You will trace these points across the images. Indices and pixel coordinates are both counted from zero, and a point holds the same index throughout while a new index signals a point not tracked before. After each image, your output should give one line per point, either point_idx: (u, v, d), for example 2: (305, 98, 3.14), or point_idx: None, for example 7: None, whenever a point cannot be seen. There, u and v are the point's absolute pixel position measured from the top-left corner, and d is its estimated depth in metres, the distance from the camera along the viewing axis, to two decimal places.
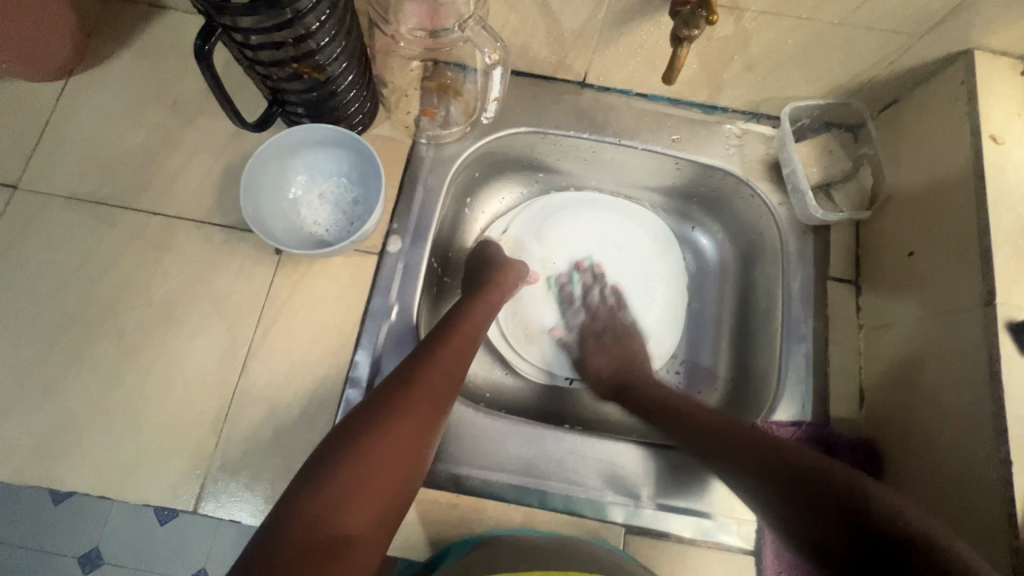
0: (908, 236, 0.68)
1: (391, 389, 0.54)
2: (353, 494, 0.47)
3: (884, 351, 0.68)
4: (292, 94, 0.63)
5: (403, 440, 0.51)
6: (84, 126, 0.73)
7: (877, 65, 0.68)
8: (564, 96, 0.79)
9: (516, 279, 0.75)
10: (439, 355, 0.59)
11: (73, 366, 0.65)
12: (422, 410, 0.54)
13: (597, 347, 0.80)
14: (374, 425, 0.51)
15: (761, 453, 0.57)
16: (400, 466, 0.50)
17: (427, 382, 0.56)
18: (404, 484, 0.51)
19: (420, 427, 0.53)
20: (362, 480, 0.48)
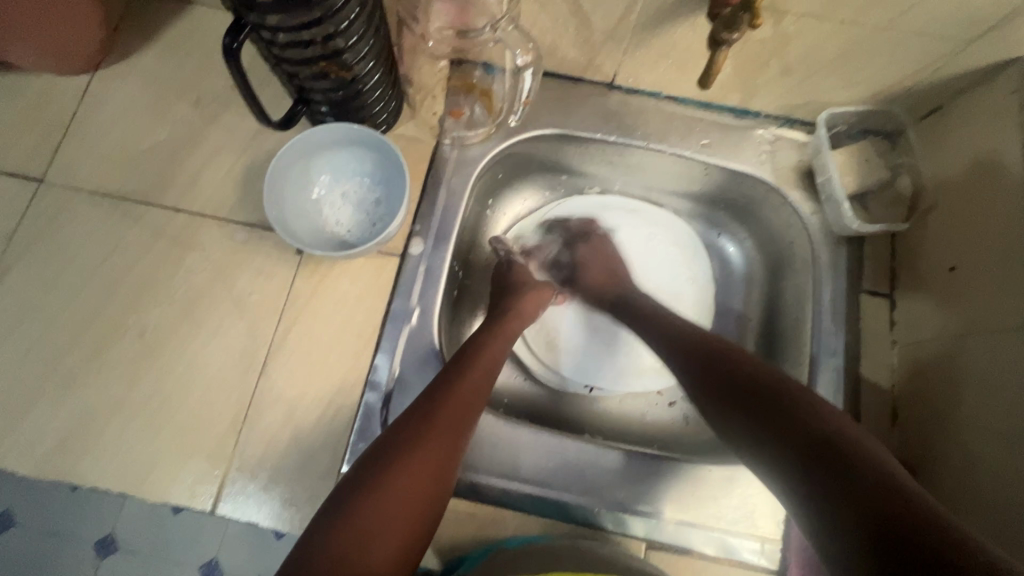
0: (951, 250, 0.65)
1: (410, 424, 0.53)
2: (373, 530, 0.46)
3: (920, 370, 0.66)
4: (317, 93, 0.62)
5: (425, 471, 0.50)
6: (109, 121, 0.73)
7: (921, 71, 0.65)
8: (591, 97, 0.77)
9: (540, 302, 0.73)
10: (460, 387, 0.57)
11: (96, 361, 0.65)
12: (444, 440, 0.52)
13: (588, 250, 0.80)
14: (396, 458, 0.50)
15: (813, 429, 0.49)
16: (421, 499, 0.49)
17: (446, 415, 0.54)
18: (427, 517, 0.49)
19: (442, 458, 0.51)
20: (382, 516, 0.47)
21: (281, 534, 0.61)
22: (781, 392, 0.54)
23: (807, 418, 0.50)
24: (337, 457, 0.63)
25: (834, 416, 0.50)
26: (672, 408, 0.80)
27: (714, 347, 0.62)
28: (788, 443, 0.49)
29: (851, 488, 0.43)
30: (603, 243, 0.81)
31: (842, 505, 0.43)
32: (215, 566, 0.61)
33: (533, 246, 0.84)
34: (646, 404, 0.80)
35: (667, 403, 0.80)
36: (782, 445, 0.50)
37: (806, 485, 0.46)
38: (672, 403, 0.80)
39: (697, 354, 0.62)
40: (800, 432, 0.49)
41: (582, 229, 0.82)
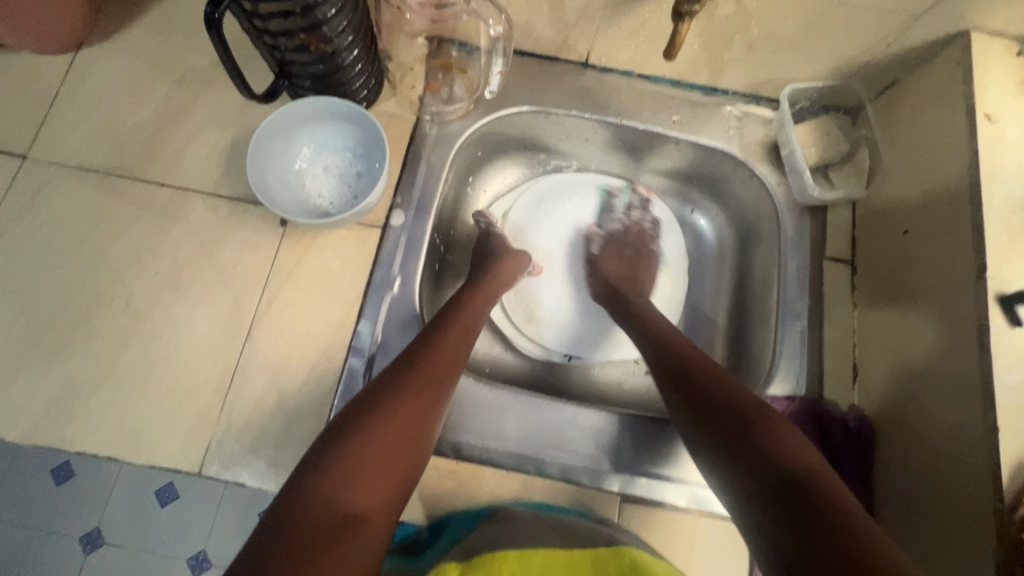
0: (904, 215, 0.69)
1: (395, 375, 0.55)
2: (359, 474, 0.48)
3: (878, 329, 0.69)
4: (299, 66, 0.64)
5: (409, 420, 0.52)
6: (92, 99, 0.74)
7: (875, 46, 0.69)
8: (566, 76, 0.80)
9: (519, 267, 0.75)
10: (441, 343, 0.60)
11: (82, 331, 0.67)
12: (425, 393, 0.55)
13: (610, 258, 0.83)
14: (379, 405, 0.52)
15: (774, 461, 0.48)
16: (406, 446, 0.51)
17: (428, 367, 0.57)
18: (410, 465, 0.51)
19: (424, 410, 0.54)
20: (367, 462, 0.48)
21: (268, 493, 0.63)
22: (749, 420, 0.53)
23: (768, 443, 0.50)
24: (322, 420, 0.65)
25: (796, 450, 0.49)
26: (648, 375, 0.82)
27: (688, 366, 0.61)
28: (746, 473, 0.49)
29: (797, 524, 0.44)
30: (616, 261, 0.82)
31: (789, 542, 0.43)
32: (203, 558, 0.63)
33: (607, 201, 0.88)
34: (623, 372, 0.83)
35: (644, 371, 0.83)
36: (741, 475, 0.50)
37: (758, 514, 0.47)
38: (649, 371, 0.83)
39: (675, 374, 0.61)
40: (761, 461, 0.49)
41: (613, 233, 0.86)
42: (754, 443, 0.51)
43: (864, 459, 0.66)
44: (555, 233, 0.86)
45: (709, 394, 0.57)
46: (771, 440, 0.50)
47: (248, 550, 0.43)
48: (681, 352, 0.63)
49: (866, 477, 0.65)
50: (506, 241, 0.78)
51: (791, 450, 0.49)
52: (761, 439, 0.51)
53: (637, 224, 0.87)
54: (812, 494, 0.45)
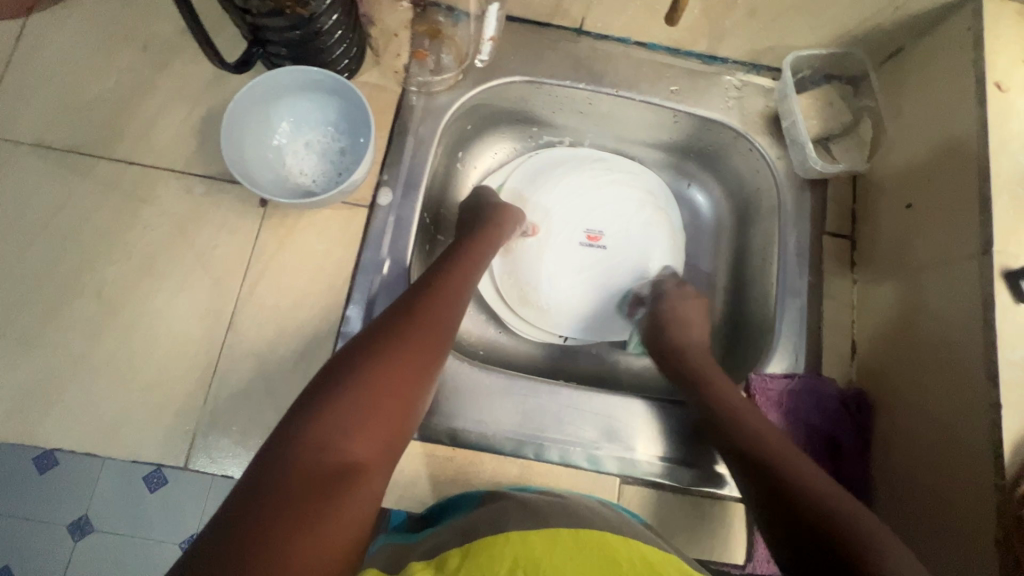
0: (907, 188, 0.68)
1: (392, 318, 0.53)
2: (355, 421, 0.46)
3: (877, 305, 0.69)
4: (273, 32, 0.59)
5: (409, 365, 0.50)
6: (48, 69, 0.68)
7: (882, 10, 0.66)
8: (559, 43, 0.75)
9: (514, 221, 0.73)
10: (441, 288, 0.58)
11: (52, 321, 0.63)
12: (425, 340, 0.53)
13: (675, 307, 0.75)
14: (375, 349, 0.50)
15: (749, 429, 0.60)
16: (407, 391, 0.50)
17: (429, 314, 0.55)
18: (410, 413, 0.50)
19: (424, 357, 0.52)
20: (364, 404, 0.47)
21: None
22: (724, 406, 0.63)
23: (734, 433, 0.61)
24: None
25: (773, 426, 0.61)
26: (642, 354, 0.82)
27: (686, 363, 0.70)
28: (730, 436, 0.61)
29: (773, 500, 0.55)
30: (682, 301, 0.76)
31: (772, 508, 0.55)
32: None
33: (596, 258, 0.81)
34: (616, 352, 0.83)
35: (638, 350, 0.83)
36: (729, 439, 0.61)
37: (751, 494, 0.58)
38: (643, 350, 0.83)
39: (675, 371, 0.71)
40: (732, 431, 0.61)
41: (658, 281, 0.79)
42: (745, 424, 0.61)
43: (863, 434, 0.66)
44: (556, 197, 0.83)
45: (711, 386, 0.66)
46: (740, 430, 0.60)
47: (235, 497, 0.41)
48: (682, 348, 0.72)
49: (864, 452, 0.66)
50: (499, 200, 0.75)
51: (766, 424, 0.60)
52: (732, 430, 0.61)
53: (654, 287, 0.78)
54: (768, 463, 0.57)
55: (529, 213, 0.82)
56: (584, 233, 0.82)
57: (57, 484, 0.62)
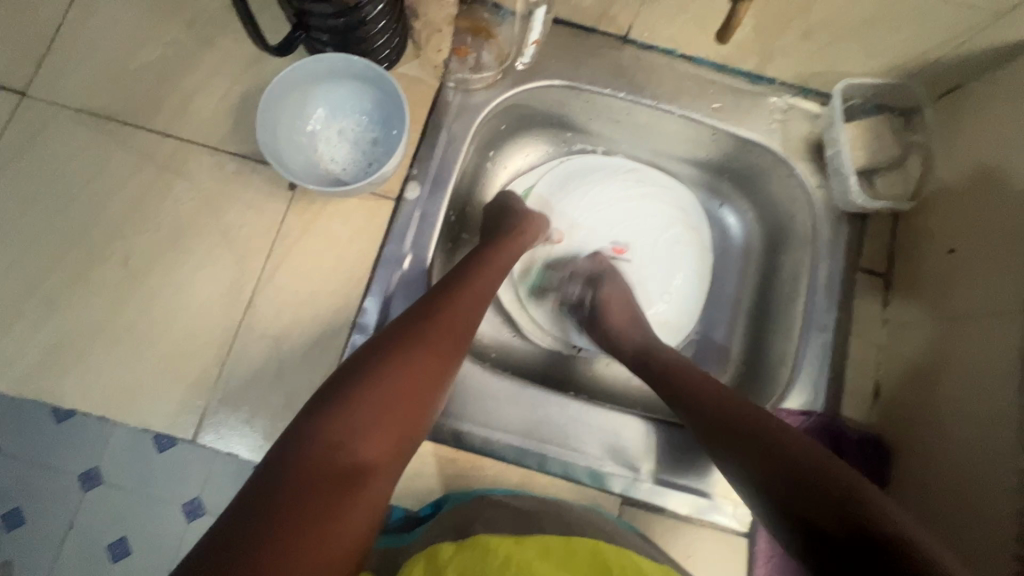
0: (951, 231, 0.65)
1: (409, 322, 0.53)
2: (365, 427, 0.45)
3: (908, 349, 0.66)
4: (316, 18, 0.59)
5: (422, 371, 0.50)
6: (96, 36, 0.69)
7: (945, 44, 0.63)
8: (602, 50, 0.74)
9: (536, 232, 0.71)
10: (460, 294, 0.57)
11: (79, 284, 0.64)
12: (442, 346, 0.52)
13: (608, 302, 0.73)
14: (390, 354, 0.49)
15: (855, 515, 0.45)
16: (418, 398, 0.49)
17: (446, 319, 0.54)
18: (420, 419, 0.49)
19: (435, 366, 0.51)
20: (379, 409, 0.46)
21: None
22: (740, 413, 0.56)
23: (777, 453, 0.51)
24: None
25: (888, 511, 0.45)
26: None
27: (740, 420, 0.55)
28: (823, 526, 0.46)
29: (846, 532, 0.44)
30: (619, 292, 0.74)
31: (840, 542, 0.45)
32: (198, 505, 0.62)
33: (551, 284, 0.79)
34: (631, 368, 0.80)
35: None
36: (812, 506, 0.47)
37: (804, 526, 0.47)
38: None
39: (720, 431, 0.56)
40: (811, 504, 0.47)
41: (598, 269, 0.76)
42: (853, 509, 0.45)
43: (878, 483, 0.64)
44: (584, 206, 0.82)
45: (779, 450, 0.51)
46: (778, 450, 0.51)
47: (256, 484, 0.42)
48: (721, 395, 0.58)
49: None
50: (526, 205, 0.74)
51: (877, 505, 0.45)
52: (773, 449, 0.52)
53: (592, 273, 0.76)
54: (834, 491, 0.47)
55: (556, 220, 0.81)
56: (611, 245, 0.81)
57: (62, 438, 0.62)
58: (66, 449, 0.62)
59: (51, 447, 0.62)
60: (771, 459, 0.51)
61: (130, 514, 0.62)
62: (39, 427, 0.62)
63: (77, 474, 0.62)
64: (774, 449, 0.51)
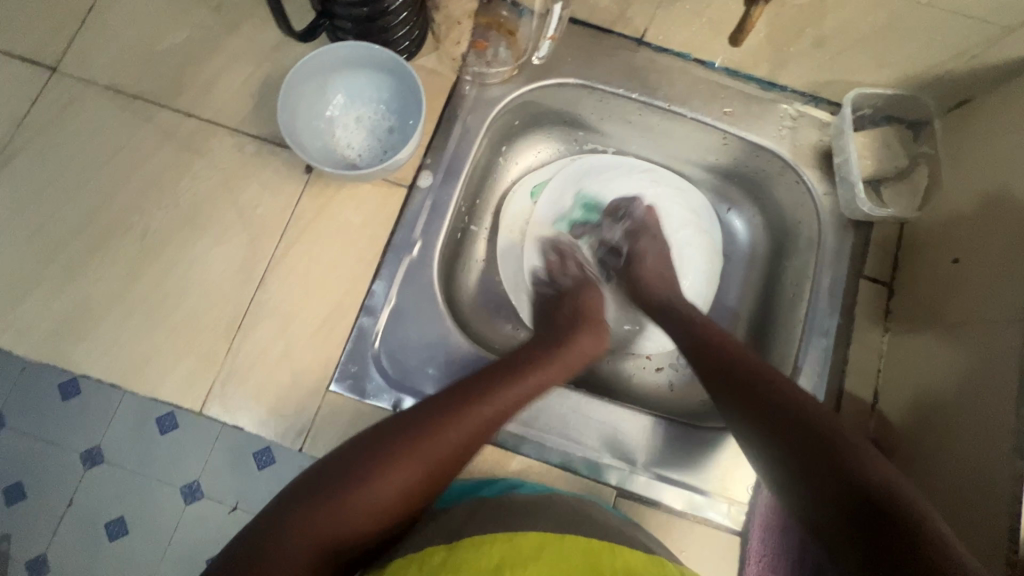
0: (955, 242, 0.66)
1: (453, 402, 0.55)
2: (371, 493, 0.49)
3: (907, 358, 0.67)
4: (340, 7, 0.61)
5: (443, 456, 0.52)
6: (126, 17, 0.71)
7: (957, 57, 0.64)
8: (617, 51, 0.75)
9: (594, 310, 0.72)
10: (510, 384, 0.58)
11: (97, 255, 0.66)
12: (461, 444, 0.53)
13: (648, 245, 0.78)
14: (421, 434, 0.52)
15: (851, 477, 0.47)
16: (429, 479, 0.51)
17: (486, 408, 0.55)
18: (425, 495, 0.52)
19: (457, 453, 0.53)
20: (347, 513, 0.48)
21: (265, 440, 0.63)
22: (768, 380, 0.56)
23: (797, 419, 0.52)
24: (327, 374, 0.64)
25: (882, 472, 0.47)
26: (658, 373, 0.80)
27: (753, 379, 0.57)
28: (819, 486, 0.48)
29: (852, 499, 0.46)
30: (655, 245, 0.78)
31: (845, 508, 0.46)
32: (196, 488, 0.63)
33: (589, 229, 0.84)
34: (633, 366, 0.80)
35: (654, 368, 0.81)
36: (822, 476, 0.48)
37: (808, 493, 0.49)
38: (659, 368, 0.81)
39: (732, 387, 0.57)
40: (823, 470, 0.48)
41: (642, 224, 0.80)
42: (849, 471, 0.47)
43: None
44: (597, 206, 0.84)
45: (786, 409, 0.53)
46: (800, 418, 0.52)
47: (247, 535, 0.47)
48: (750, 364, 0.58)
49: None
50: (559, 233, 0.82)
51: (871, 468, 0.47)
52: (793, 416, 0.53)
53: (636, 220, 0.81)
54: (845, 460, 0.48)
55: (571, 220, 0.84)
56: None
57: (68, 412, 0.64)
58: (71, 424, 0.64)
59: (57, 422, 0.64)
60: (774, 415, 0.53)
61: (129, 493, 0.63)
62: (45, 401, 0.64)
63: (81, 451, 0.63)
64: (794, 419, 0.52)
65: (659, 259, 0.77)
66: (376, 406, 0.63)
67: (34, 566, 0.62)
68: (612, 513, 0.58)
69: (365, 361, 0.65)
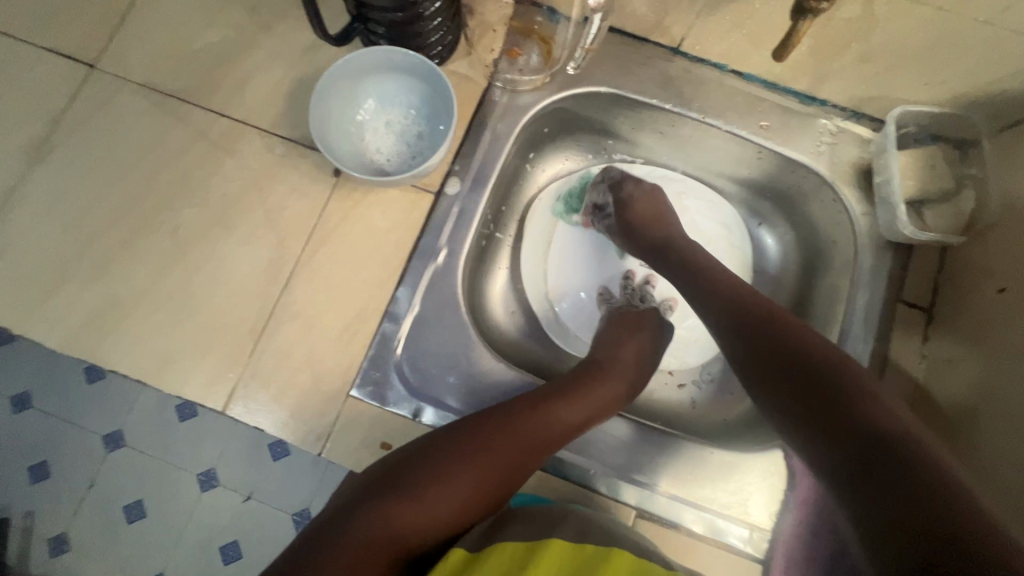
0: (1002, 270, 0.63)
1: (502, 415, 0.56)
2: (428, 505, 0.50)
3: (946, 389, 0.64)
4: (376, 12, 0.61)
5: (496, 470, 0.53)
6: (163, 16, 0.72)
7: (1011, 77, 0.61)
8: (652, 60, 0.74)
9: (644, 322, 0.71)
10: (561, 401, 0.58)
11: (127, 251, 0.67)
12: (512, 461, 0.54)
13: (636, 190, 0.73)
14: (471, 446, 0.53)
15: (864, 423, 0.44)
16: (487, 491, 0.52)
17: (536, 425, 0.56)
18: (481, 506, 0.53)
19: (510, 467, 0.54)
20: (411, 521, 0.49)
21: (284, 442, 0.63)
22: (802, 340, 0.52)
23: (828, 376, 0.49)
24: (349, 379, 0.64)
25: (897, 416, 0.45)
26: (681, 389, 0.79)
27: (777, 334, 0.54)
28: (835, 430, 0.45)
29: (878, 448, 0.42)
30: (644, 193, 0.73)
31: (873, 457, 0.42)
32: (212, 476, 0.66)
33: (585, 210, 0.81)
34: (655, 382, 0.79)
35: (677, 384, 0.79)
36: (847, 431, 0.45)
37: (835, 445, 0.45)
38: (682, 384, 0.79)
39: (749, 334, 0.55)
40: (854, 418, 0.45)
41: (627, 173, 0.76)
42: (864, 413, 0.45)
43: None
44: None
45: (802, 353, 0.51)
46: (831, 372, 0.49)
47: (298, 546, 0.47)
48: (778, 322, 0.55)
49: None
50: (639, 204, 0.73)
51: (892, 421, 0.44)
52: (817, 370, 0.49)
53: (608, 176, 0.77)
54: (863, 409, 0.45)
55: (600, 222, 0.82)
56: None
57: (91, 396, 0.66)
58: (96, 407, 0.66)
59: (82, 404, 0.66)
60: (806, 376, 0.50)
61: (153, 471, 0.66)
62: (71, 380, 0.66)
63: (102, 435, 0.66)
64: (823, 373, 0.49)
65: (657, 197, 0.74)
66: (396, 414, 0.63)
67: (56, 544, 0.67)
68: (632, 533, 0.56)
69: (387, 368, 0.64)
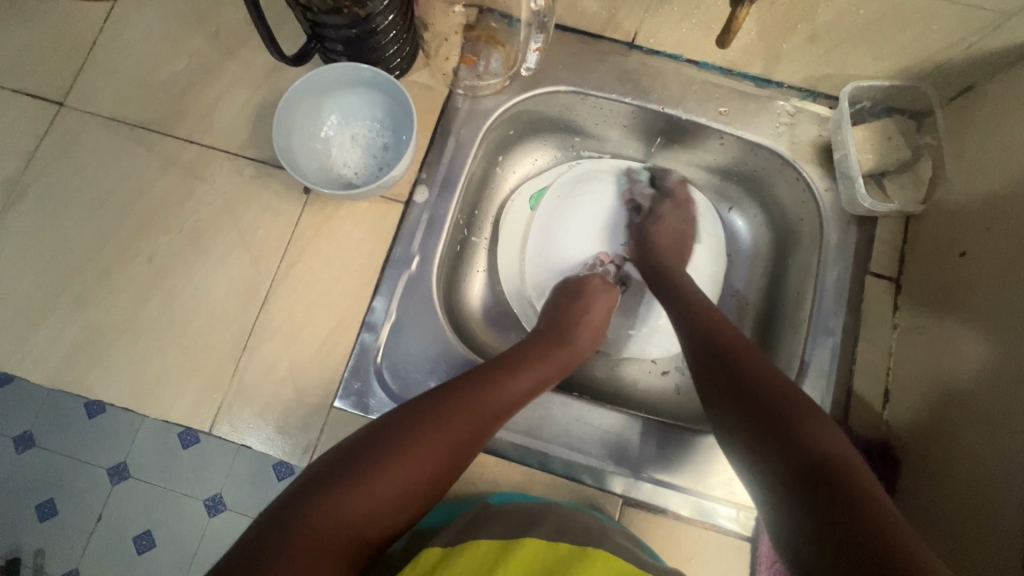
0: (963, 234, 0.64)
1: (437, 398, 0.55)
2: (347, 495, 0.48)
3: (918, 355, 0.65)
4: (330, 30, 0.62)
5: (425, 455, 0.52)
6: (127, 50, 0.74)
7: (955, 46, 0.62)
8: (608, 56, 0.75)
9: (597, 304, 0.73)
10: (495, 386, 0.58)
11: (106, 282, 0.68)
12: (444, 446, 0.53)
13: (671, 210, 0.80)
14: (405, 427, 0.52)
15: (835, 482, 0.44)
16: (413, 477, 0.51)
17: (470, 409, 0.55)
18: (404, 496, 0.51)
19: (438, 452, 0.52)
20: (334, 515, 0.47)
21: (272, 458, 0.64)
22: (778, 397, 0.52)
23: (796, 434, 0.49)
24: (332, 391, 0.65)
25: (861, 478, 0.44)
26: (664, 376, 0.80)
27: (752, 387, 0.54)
28: (799, 498, 0.45)
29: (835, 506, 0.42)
30: (673, 216, 0.80)
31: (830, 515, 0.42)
32: (219, 501, 0.64)
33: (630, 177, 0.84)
34: (639, 370, 0.80)
35: (660, 371, 0.80)
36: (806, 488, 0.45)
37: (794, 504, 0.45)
38: (665, 371, 0.80)
39: (714, 384, 0.57)
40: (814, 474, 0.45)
41: (665, 193, 0.82)
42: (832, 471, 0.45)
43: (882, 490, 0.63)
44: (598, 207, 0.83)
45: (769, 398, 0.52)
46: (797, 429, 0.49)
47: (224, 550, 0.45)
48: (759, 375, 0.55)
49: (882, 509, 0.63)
50: (668, 233, 0.79)
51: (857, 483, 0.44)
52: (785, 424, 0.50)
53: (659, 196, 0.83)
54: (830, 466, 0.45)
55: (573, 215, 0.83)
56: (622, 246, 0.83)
57: (94, 430, 0.66)
58: (100, 440, 0.66)
59: (82, 440, 0.66)
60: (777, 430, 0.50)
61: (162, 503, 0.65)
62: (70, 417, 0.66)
63: (108, 467, 0.65)
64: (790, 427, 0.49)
65: (675, 216, 0.80)
66: None
67: None
68: (614, 528, 0.57)
69: (368, 377, 0.65)
